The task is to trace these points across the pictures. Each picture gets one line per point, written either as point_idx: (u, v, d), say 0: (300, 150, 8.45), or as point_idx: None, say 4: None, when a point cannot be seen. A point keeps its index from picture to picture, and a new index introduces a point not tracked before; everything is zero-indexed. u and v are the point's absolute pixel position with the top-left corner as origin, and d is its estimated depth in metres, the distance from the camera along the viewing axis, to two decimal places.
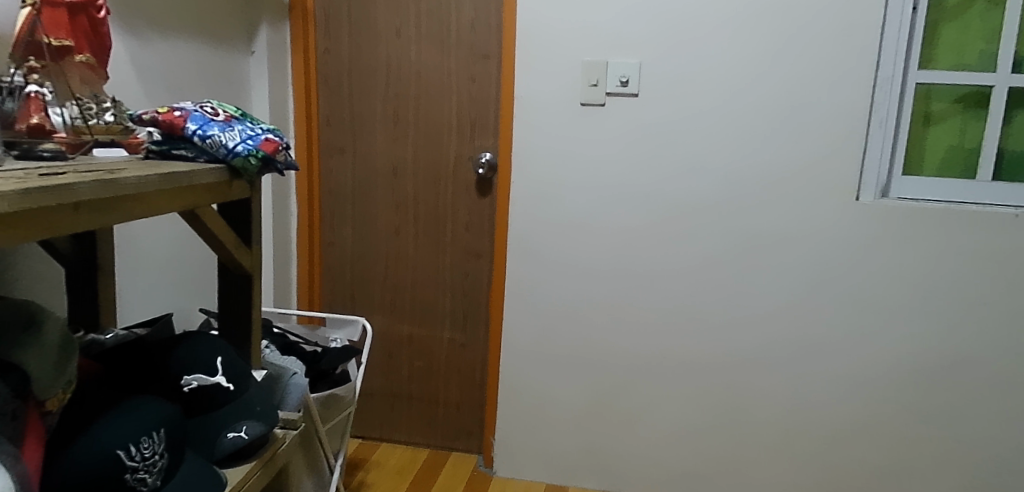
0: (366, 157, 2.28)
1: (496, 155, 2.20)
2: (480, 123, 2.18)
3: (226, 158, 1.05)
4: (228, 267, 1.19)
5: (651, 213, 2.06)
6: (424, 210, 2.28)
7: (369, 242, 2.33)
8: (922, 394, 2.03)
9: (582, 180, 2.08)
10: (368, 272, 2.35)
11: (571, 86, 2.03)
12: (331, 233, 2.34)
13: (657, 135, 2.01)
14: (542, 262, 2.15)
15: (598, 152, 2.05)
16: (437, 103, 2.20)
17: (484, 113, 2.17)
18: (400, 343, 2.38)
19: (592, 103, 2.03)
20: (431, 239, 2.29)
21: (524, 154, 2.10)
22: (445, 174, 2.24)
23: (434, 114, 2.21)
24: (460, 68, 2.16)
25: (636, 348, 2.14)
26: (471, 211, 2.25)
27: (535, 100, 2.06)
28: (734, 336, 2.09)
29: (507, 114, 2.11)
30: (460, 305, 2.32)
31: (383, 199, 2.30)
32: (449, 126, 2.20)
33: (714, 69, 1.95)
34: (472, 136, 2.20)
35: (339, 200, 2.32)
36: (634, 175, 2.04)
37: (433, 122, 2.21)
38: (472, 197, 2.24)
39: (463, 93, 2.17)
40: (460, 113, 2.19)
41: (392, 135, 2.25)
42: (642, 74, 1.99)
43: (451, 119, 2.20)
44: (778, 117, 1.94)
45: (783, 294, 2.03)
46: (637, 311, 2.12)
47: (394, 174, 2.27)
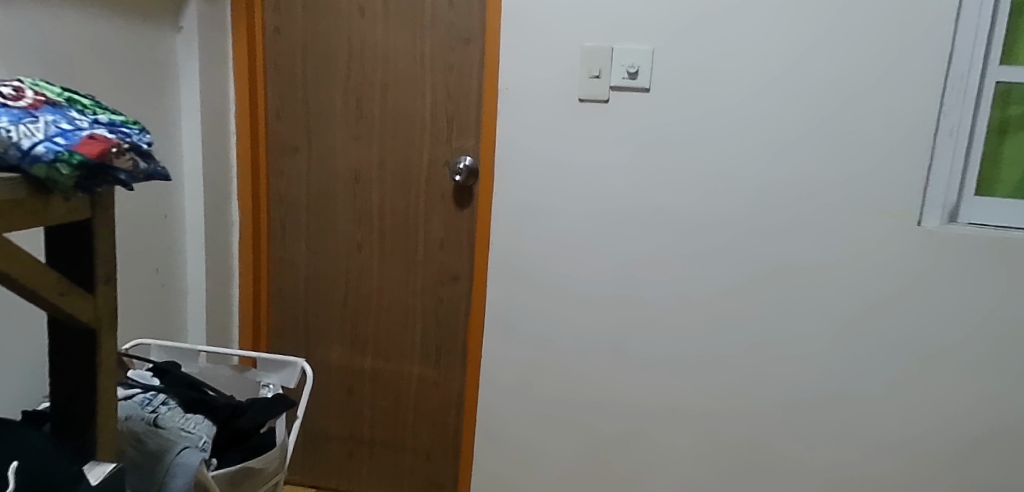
0: (324, 160, 1.92)
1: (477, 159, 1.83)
2: (458, 122, 1.82)
3: (21, 164, 0.73)
4: (61, 322, 0.84)
5: (664, 235, 1.69)
6: (392, 225, 1.92)
7: (327, 259, 1.98)
8: (991, 469, 1.64)
9: (578, 195, 1.72)
10: (327, 295, 2.00)
11: (567, 79, 1.67)
12: (283, 247, 1.99)
13: (671, 140, 1.64)
14: (528, 291, 1.80)
15: (598, 159, 1.69)
16: (407, 97, 1.84)
17: (463, 110, 1.81)
18: (361, 380, 2.02)
19: (593, 98, 1.66)
20: (399, 258, 1.94)
21: (509, 163, 1.75)
22: (416, 182, 1.88)
23: (404, 109, 1.84)
24: (436, 54, 1.79)
25: (638, 397, 1.78)
26: (447, 227, 1.89)
27: (523, 97, 1.70)
28: (762, 387, 1.71)
29: (491, 112, 1.75)
30: (432, 336, 1.96)
31: (344, 210, 1.94)
32: (422, 125, 1.84)
33: (744, 61, 1.58)
34: (449, 136, 1.83)
35: (292, 209, 1.97)
36: (642, 188, 1.68)
37: (403, 121, 1.85)
38: (449, 210, 1.88)
39: (439, 85, 1.81)
40: (435, 111, 1.83)
41: (354, 134, 1.89)
42: (655, 64, 1.62)
43: (424, 116, 1.84)
44: (820, 122, 1.57)
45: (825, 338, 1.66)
46: (641, 353, 1.76)
47: (356, 181, 1.91)
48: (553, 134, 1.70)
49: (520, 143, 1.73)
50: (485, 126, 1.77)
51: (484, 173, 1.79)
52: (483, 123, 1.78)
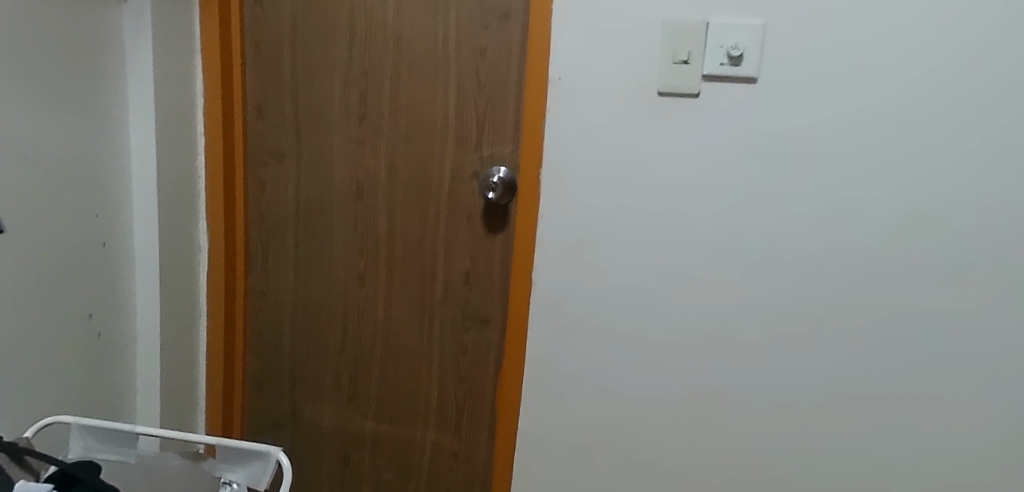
0: (317, 168, 1.50)
1: (515, 171, 1.41)
2: (493, 122, 1.40)
3: None
4: None
5: (766, 276, 1.27)
6: (404, 253, 1.51)
7: (319, 296, 1.56)
8: None
9: (651, 217, 1.31)
10: (319, 339, 1.58)
11: (643, 65, 1.26)
12: (264, 279, 1.58)
13: (783, 151, 1.22)
14: (580, 340, 1.40)
15: (680, 174, 1.28)
16: (425, 90, 1.42)
17: (498, 108, 1.39)
18: (361, 445, 1.60)
19: (676, 92, 1.25)
20: (411, 295, 1.52)
21: (560, 174, 1.35)
22: (434, 200, 1.47)
23: (422, 105, 1.43)
24: (463, 34, 1.38)
25: (720, 484, 1.37)
26: (476, 258, 1.47)
27: (580, 89, 1.30)
28: (896, 484, 1.28)
29: (537, 110, 1.34)
30: (453, 396, 1.54)
31: (344, 232, 1.52)
32: (444, 126, 1.43)
33: (894, 42, 1.15)
34: (479, 141, 1.41)
35: (276, 231, 1.55)
36: (739, 213, 1.26)
37: (420, 120, 1.44)
38: (478, 236, 1.46)
39: (468, 75, 1.39)
40: (462, 109, 1.41)
41: (356, 137, 1.47)
42: (763, 44, 1.19)
43: (446, 115, 1.42)
44: (996, 129, 1.13)
45: (989, 427, 1.22)
46: (727, 428, 1.35)
47: (359, 196, 1.50)
48: (620, 138, 1.30)
49: (575, 150, 1.33)
50: (529, 129, 1.36)
51: (525, 189, 1.38)
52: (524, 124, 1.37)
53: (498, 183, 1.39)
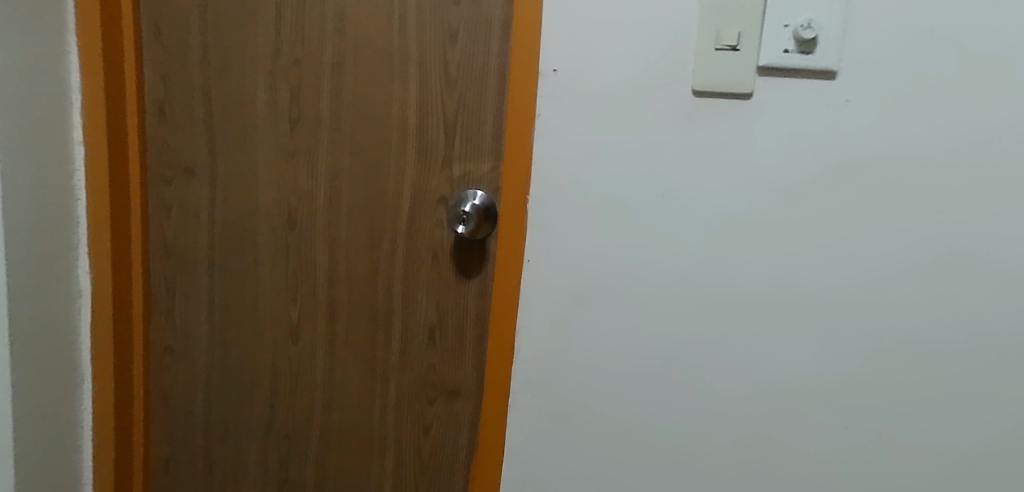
0: (237, 188, 1.15)
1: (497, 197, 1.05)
2: (466, 132, 1.05)
3: None
4: None
5: (837, 352, 0.89)
6: (349, 301, 1.16)
7: (242, 351, 1.22)
8: None
9: (682, 266, 0.93)
10: (241, 406, 1.23)
11: (672, 52, 0.89)
12: (170, 328, 1.23)
13: (871, 175, 0.84)
14: (578, 423, 1.03)
15: (720, 205, 0.90)
16: (375, 86, 1.08)
17: (472, 111, 1.04)
18: None
19: (720, 91, 0.87)
20: (360, 355, 1.17)
21: (555, 204, 0.97)
22: (389, 232, 1.12)
23: (371, 107, 1.08)
24: (429, 13, 1.03)
25: None
26: (445, 309, 1.12)
27: (584, 86, 0.93)
28: None
29: (526, 114, 0.97)
30: (410, 485, 1.18)
31: (272, 271, 1.17)
32: (399, 135, 1.08)
33: None
34: (448, 156, 1.07)
35: (184, 268, 1.20)
36: (803, 263, 0.88)
37: (368, 125, 1.09)
38: (448, 280, 1.11)
39: (433, 67, 1.05)
40: (425, 113, 1.06)
41: (288, 148, 1.12)
42: (848, 21, 0.82)
43: (403, 121, 1.08)
44: None
45: None
46: None
47: (289, 226, 1.15)
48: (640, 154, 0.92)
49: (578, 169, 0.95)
50: (513, 140, 0.99)
51: (507, 223, 1.02)
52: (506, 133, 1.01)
53: (471, 212, 1.04)
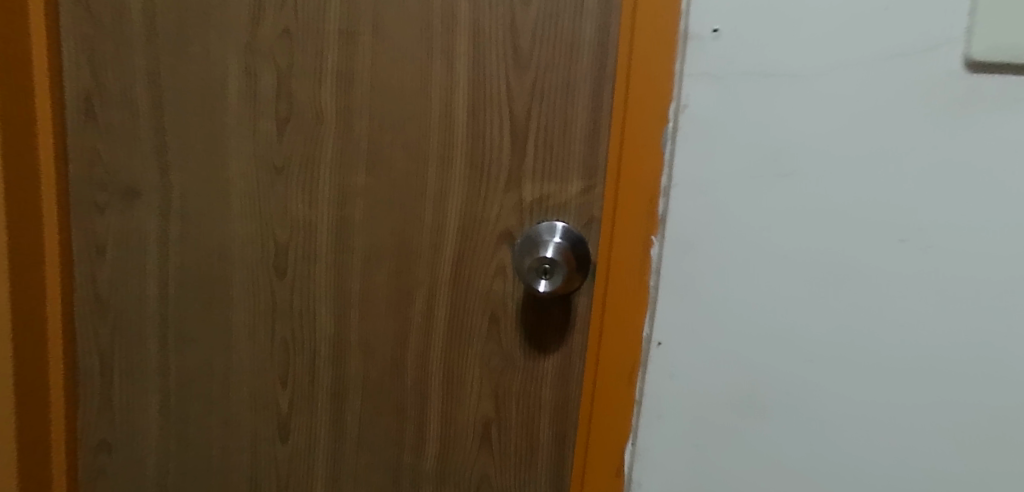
0: (199, 218, 0.79)
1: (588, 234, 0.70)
2: (546, 137, 0.70)
3: None
4: None
5: None
6: (364, 384, 0.79)
7: (207, 452, 0.85)
8: None
9: (917, 350, 0.58)
10: None
11: (937, 0, 0.52)
12: (105, 417, 0.86)
13: None
14: None
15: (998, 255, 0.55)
16: (407, 66, 0.71)
17: (555, 106, 0.69)
18: None
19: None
20: (379, 463, 0.81)
21: (706, 258, 0.59)
22: (425, 285, 0.76)
23: (400, 97, 0.72)
24: None
25: None
26: (511, 399, 0.76)
27: (772, 63, 0.55)
28: None
29: (655, 113, 0.59)
30: None
31: (253, 339, 0.81)
32: (443, 141, 0.72)
33: None
34: (519, 173, 0.71)
35: (123, 333, 0.83)
36: None
37: (396, 126, 0.73)
38: (514, 357, 0.75)
39: (497, 36, 0.69)
40: (485, 108, 0.71)
41: (274, 162, 0.76)
42: None
43: (447, 121, 0.72)
44: None
45: None
46: None
47: (277, 275, 0.78)
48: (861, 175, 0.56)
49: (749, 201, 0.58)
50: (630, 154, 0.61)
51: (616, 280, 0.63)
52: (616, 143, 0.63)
53: (556, 259, 0.69)
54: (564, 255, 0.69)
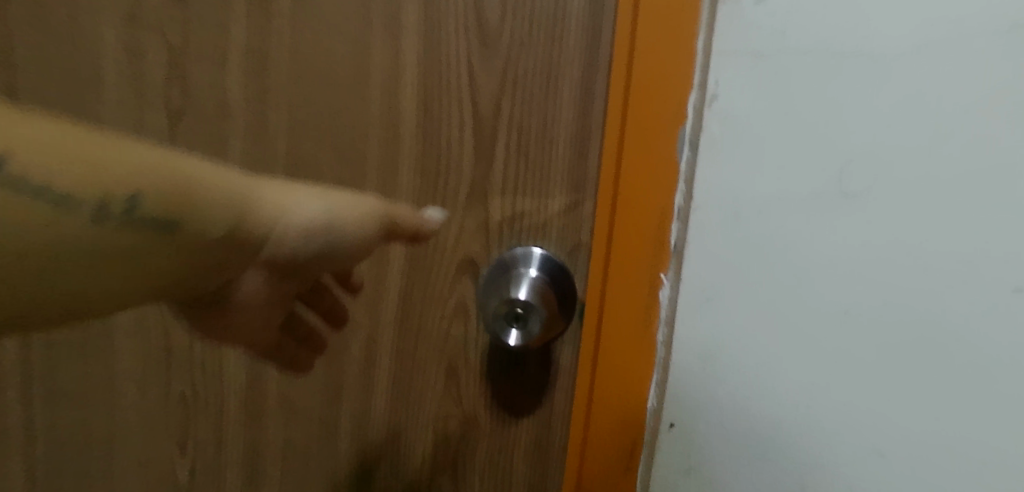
0: None
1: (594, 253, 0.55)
2: (519, 139, 0.53)
3: None
4: None
5: None
6: (286, 444, 0.64)
7: None
8: None
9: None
10: None
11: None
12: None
13: None
14: None
15: None
16: (339, 45, 0.54)
17: (531, 99, 0.52)
18: None
19: None
20: None
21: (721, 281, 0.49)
22: (364, 327, 0.59)
23: (330, 86, 0.55)
24: None
25: None
26: (472, 476, 0.59)
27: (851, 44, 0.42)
28: None
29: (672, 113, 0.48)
30: None
31: (150, 380, 0.65)
32: (383, 145, 0.55)
33: None
34: (485, 185, 0.54)
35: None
36: None
37: (322, 125, 0.56)
38: (474, 425, 0.58)
39: (456, 7, 0.52)
40: (439, 103, 0.54)
41: None
42: None
43: (390, 117, 0.55)
44: None
45: None
46: None
47: (175, 313, 0.62)
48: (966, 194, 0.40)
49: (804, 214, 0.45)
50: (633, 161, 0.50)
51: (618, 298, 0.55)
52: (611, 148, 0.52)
53: (529, 300, 0.52)
54: (541, 297, 0.52)
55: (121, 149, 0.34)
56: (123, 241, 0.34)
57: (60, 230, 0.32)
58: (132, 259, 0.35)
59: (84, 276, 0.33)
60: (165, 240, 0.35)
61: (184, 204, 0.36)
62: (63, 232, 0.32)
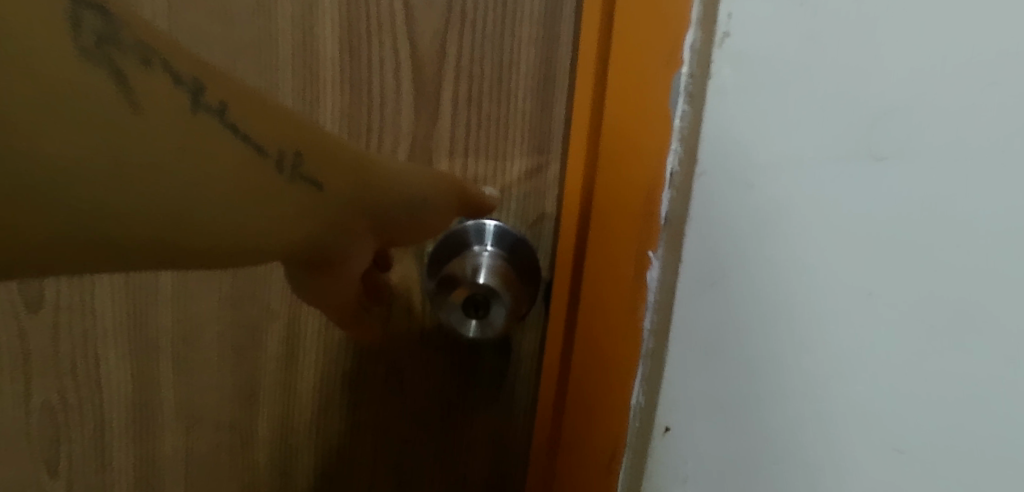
0: None
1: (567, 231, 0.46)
2: (472, 90, 0.47)
3: None
4: None
5: None
6: (188, 457, 0.54)
7: None
8: None
9: None
10: None
11: None
12: None
13: None
14: None
15: None
16: None
17: (474, 47, 0.46)
18: None
19: None
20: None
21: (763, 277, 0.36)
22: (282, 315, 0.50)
23: (234, 26, 0.47)
24: None
25: None
26: (425, 478, 0.52)
27: None
28: None
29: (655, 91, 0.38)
30: None
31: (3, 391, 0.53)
32: (299, 96, 0.48)
33: None
34: (432, 145, 0.48)
35: None
36: None
37: (225, 73, 0.47)
38: (423, 422, 0.51)
39: None
40: (369, 46, 0.47)
41: None
42: None
43: (307, 67, 0.47)
44: None
45: None
46: None
47: (28, 310, 0.50)
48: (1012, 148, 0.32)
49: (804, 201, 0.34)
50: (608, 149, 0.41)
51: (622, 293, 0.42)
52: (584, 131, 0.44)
53: (490, 282, 0.44)
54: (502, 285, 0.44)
55: (287, 114, 0.36)
56: (274, 194, 0.34)
57: (217, 165, 0.33)
58: (285, 203, 0.35)
59: (226, 222, 0.33)
60: (312, 192, 0.36)
61: (331, 166, 0.37)
62: (237, 171, 0.33)
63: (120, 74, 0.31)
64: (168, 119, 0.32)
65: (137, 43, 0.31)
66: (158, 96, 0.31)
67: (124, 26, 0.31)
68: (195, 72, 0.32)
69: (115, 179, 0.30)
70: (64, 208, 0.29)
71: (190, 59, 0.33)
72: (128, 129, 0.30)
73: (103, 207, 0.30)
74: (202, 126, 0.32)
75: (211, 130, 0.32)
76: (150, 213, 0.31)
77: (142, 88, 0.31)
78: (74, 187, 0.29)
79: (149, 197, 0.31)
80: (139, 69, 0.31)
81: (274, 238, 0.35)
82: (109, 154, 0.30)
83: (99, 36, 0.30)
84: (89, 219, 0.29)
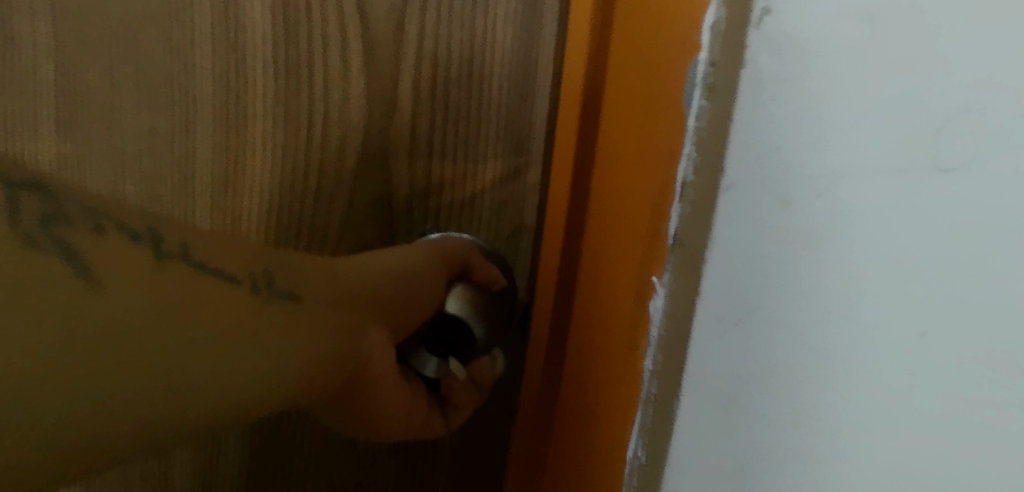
0: None
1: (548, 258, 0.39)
2: (436, 80, 0.39)
3: None
4: None
5: None
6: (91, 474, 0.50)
7: None
8: None
9: None
10: None
11: None
12: None
13: None
14: None
15: None
16: None
17: (442, 27, 0.39)
18: None
19: None
20: None
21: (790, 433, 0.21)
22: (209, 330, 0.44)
23: None
24: None
25: None
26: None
27: None
28: None
29: (667, 98, 0.27)
30: None
31: None
32: (223, 81, 0.39)
33: None
34: (388, 145, 0.40)
35: None
36: None
37: (130, 52, 0.39)
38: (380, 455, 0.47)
39: None
40: (311, 26, 0.39)
41: None
42: None
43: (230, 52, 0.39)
44: None
45: None
46: None
47: None
48: None
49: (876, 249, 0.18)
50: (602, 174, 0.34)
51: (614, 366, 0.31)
52: (572, 148, 0.37)
53: (458, 310, 0.39)
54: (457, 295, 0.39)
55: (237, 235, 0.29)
56: (289, 325, 0.29)
57: (219, 320, 0.26)
58: (303, 328, 0.29)
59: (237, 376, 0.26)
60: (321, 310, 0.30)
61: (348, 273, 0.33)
62: (237, 317, 0.27)
63: (72, 251, 0.22)
64: (144, 286, 0.24)
65: (82, 210, 0.23)
66: (121, 260, 0.24)
67: (60, 196, 0.23)
68: (147, 223, 0.25)
69: (149, 385, 0.24)
70: (131, 443, 0.24)
71: (133, 209, 0.25)
72: (110, 320, 0.23)
73: (165, 416, 0.25)
74: (187, 279, 0.25)
75: (181, 281, 0.25)
76: (141, 402, 0.24)
77: (97, 259, 0.23)
78: (62, 404, 0.22)
79: (193, 385, 0.25)
80: (94, 240, 0.23)
81: (296, 381, 0.29)
82: (100, 345, 0.23)
83: (41, 218, 0.22)
84: (62, 433, 0.22)
